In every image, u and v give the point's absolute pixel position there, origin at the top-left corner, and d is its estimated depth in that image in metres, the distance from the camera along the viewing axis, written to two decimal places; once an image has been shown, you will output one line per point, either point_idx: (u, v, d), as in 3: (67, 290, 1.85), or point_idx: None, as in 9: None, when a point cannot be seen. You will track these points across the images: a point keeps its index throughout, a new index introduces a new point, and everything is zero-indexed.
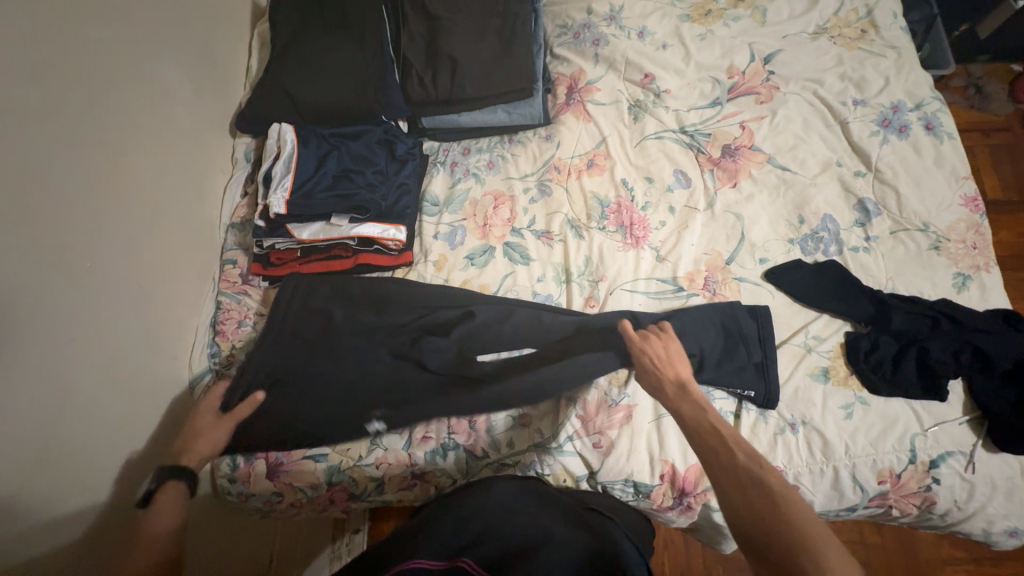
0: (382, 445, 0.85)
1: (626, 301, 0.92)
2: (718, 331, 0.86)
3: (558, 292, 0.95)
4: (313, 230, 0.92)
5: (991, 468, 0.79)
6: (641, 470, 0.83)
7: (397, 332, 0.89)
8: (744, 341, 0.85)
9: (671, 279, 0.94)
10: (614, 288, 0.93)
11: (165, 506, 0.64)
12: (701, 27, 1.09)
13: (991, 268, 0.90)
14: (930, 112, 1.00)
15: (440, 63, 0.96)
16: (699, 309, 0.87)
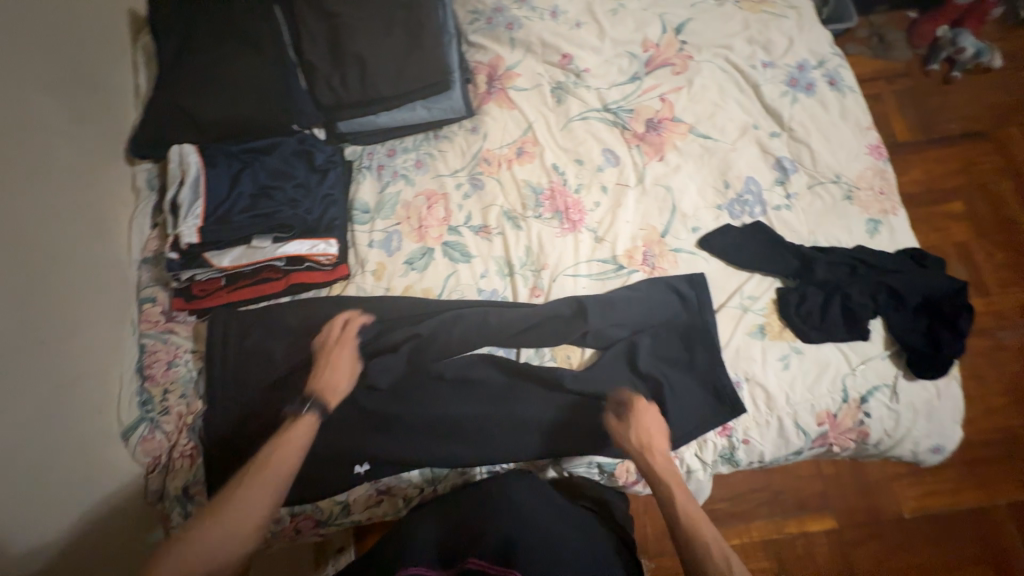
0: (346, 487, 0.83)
1: (570, 286, 0.93)
2: (659, 304, 0.89)
3: (503, 286, 0.95)
4: (234, 255, 0.86)
5: (912, 395, 0.86)
6: (603, 449, 0.84)
7: None
8: (686, 312, 0.90)
9: (612, 259, 0.95)
10: (557, 274, 0.94)
11: (294, 449, 0.70)
12: (612, 2, 1.09)
13: (897, 210, 0.96)
14: (831, 68, 1.05)
15: (347, 64, 0.91)
16: (643, 286, 0.91)
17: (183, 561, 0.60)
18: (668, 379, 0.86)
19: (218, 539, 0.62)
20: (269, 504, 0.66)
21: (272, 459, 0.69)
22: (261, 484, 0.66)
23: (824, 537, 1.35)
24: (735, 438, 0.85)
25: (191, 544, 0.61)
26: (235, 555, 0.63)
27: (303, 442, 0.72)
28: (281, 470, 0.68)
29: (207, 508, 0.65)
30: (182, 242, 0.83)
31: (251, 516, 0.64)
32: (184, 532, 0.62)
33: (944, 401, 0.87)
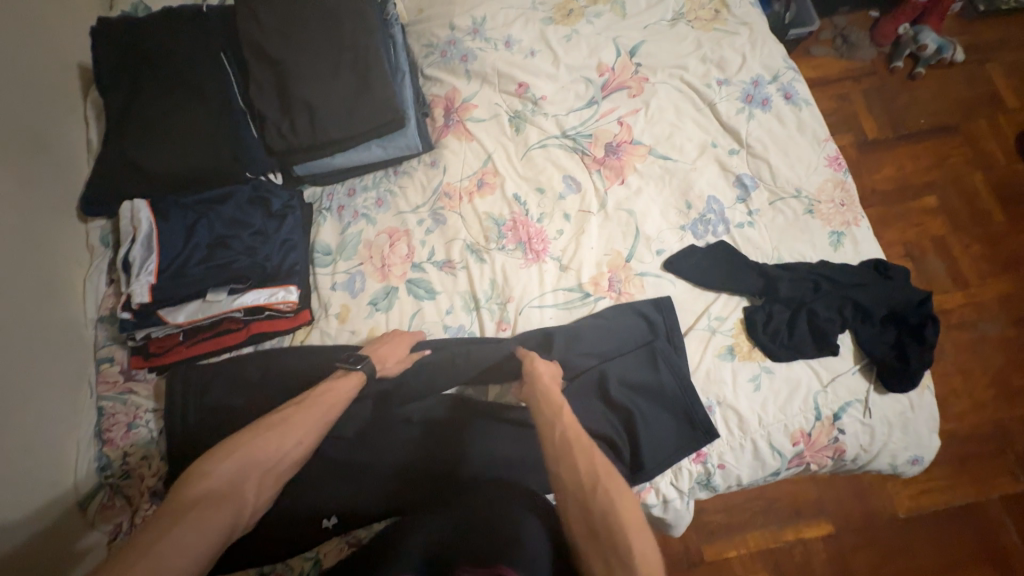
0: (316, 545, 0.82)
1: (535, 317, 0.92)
2: (628, 333, 0.88)
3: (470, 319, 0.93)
4: (189, 310, 0.85)
5: (885, 408, 0.86)
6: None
7: None
8: (654, 339, 0.88)
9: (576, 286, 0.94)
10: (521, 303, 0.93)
11: (346, 394, 0.76)
12: (566, 28, 1.09)
13: (860, 222, 0.97)
14: (786, 83, 1.05)
15: (296, 110, 0.90)
16: (611, 317, 0.89)
17: (235, 470, 0.63)
18: (639, 409, 0.84)
19: (272, 453, 0.66)
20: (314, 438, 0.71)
21: (326, 399, 0.74)
22: (316, 414, 0.72)
23: (822, 545, 1.33)
24: (710, 463, 0.84)
25: (247, 456, 0.64)
26: (275, 478, 0.67)
27: (352, 394, 0.77)
28: (332, 407, 0.74)
29: (257, 427, 0.67)
30: (133, 302, 0.81)
31: (303, 438, 0.70)
32: (239, 444, 0.65)
33: (918, 412, 0.87)
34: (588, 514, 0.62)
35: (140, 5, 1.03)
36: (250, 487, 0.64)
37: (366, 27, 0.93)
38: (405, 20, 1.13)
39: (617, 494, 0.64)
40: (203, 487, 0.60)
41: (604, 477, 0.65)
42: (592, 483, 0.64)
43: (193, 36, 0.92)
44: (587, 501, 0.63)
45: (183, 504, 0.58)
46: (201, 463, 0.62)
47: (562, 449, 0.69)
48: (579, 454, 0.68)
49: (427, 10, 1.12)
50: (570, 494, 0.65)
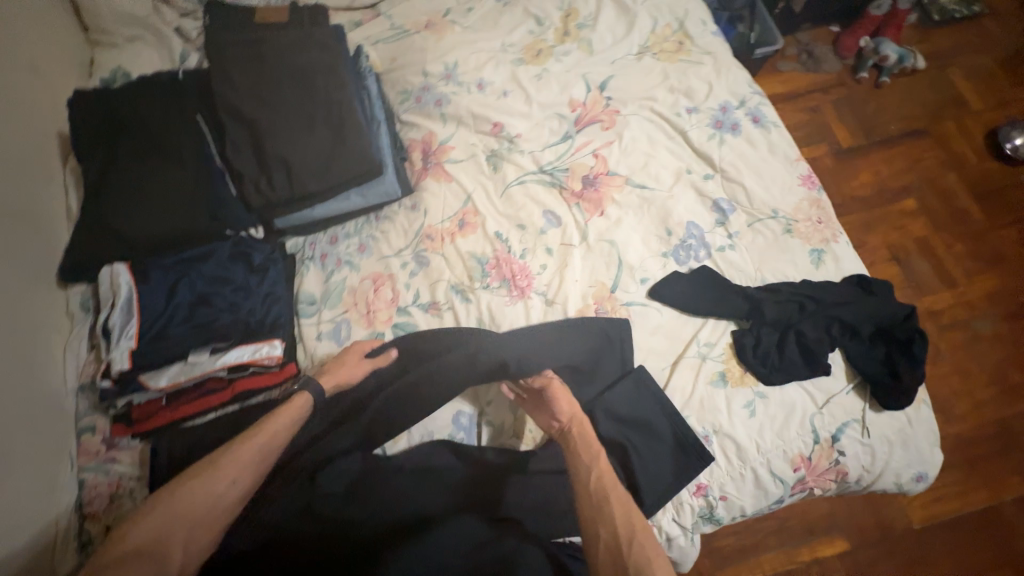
0: None
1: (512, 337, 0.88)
2: (596, 353, 0.89)
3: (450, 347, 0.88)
4: (171, 373, 0.83)
5: (883, 426, 0.85)
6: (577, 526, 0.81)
7: (296, 457, 0.82)
8: (623, 356, 0.89)
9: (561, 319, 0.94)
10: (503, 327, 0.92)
11: (284, 426, 0.76)
12: (536, 67, 1.13)
13: (838, 237, 0.98)
14: (753, 107, 1.08)
15: (273, 168, 0.92)
16: (570, 324, 0.89)
17: (158, 525, 0.62)
18: (632, 443, 0.83)
19: (201, 500, 0.66)
20: (248, 476, 0.70)
21: (260, 435, 0.73)
22: (248, 449, 0.71)
23: (840, 563, 1.29)
24: (712, 496, 0.82)
25: (174, 506, 0.64)
26: (214, 525, 0.66)
27: (293, 421, 0.77)
28: (265, 440, 0.73)
29: (184, 475, 0.67)
30: (113, 370, 0.80)
31: (234, 478, 0.69)
32: (163, 495, 0.65)
33: (916, 427, 0.86)
34: (621, 560, 0.64)
35: (119, 71, 1.07)
36: (178, 540, 0.63)
37: (339, 82, 0.96)
38: (379, 69, 1.16)
39: (649, 545, 0.66)
40: (123, 547, 0.60)
41: (638, 531, 0.67)
42: (626, 535, 0.66)
43: (171, 103, 0.95)
44: (621, 549, 0.65)
45: (105, 566, 0.59)
46: (126, 521, 0.63)
47: (596, 495, 0.71)
48: (616, 503, 0.70)
49: (400, 58, 1.15)
50: (603, 541, 0.66)
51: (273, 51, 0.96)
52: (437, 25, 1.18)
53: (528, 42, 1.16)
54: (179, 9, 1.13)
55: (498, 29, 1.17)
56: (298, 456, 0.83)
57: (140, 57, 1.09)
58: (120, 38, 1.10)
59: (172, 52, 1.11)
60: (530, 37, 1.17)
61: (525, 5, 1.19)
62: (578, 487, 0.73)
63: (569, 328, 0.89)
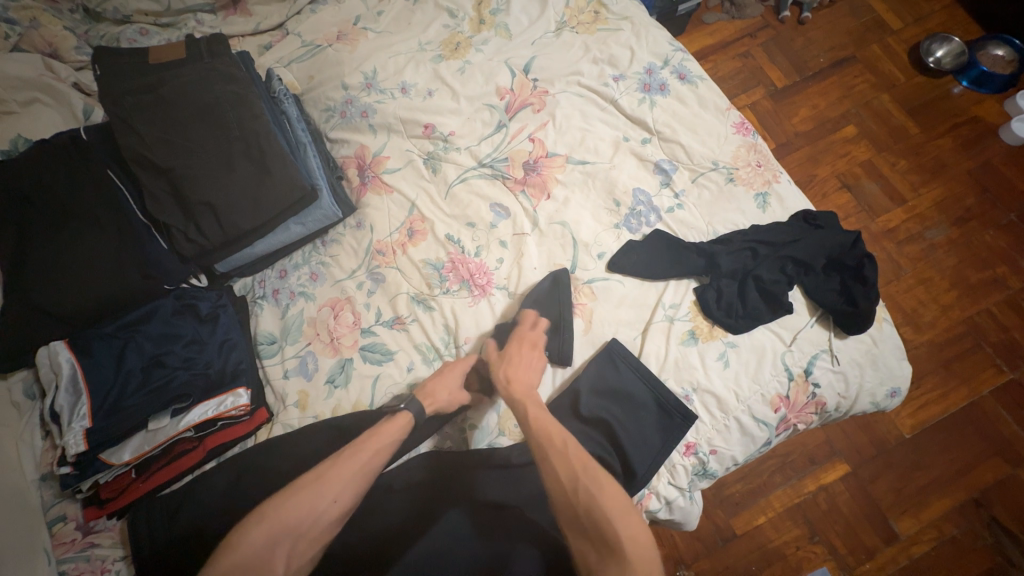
0: None
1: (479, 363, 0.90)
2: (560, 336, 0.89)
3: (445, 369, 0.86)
4: (134, 445, 0.80)
5: (850, 352, 0.87)
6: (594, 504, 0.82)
7: None
8: (562, 308, 0.90)
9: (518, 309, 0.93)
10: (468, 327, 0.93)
11: (385, 442, 0.76)
12: (457, 61, 1.10)
13: (779, 178, 1.00)
14: (677, 64, 1.08)
15: (198, 213, 0.87)
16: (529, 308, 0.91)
17: (263, 539, 0.64)
18: (616, 417, 0.84)
19: (303, 517, 0.67)
20: (348, 495, 0.70)
21: (355, 456, 0.73)
22: (350, 461, 0.72)
23: (842, 485, 1.33)
24: (702, 453, 0.84)
25: (275, 526, 0.65)
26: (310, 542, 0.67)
27: (395, 438, 0.77)
28: (369, 458, 0.74)
29: (291, 490, 0.69)
30: (68, 455, 0.76)
31: (336, 499, 0.69)
32: (266, 514, 0.66)
33: (882, 345, 0.88)
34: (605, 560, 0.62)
35: (20, 139, 0.96)
36: (280, 555, 0.65)
37: (250, 111, 0.91)
38: (297, 89, 1.11)
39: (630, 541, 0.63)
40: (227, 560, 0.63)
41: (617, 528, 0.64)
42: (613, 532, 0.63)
43: (77, 164, 0.89)
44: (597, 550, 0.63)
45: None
46: (235, 533, 0.65)
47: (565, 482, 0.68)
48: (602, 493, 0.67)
49: (317, 75, 1.11)
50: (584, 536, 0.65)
51: (173, 90, 0.91)
52: (349, 34, 1.14)
53: (445, 37, 1.13)
54: (71, 63, 1.08)
55: (413, 28, 1.14)
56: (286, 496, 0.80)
57: (40, 121, 0.99)
58: (15, 104, 0.98)
59: (75, 110, 1.03)
60: (446, 31, 1.14)
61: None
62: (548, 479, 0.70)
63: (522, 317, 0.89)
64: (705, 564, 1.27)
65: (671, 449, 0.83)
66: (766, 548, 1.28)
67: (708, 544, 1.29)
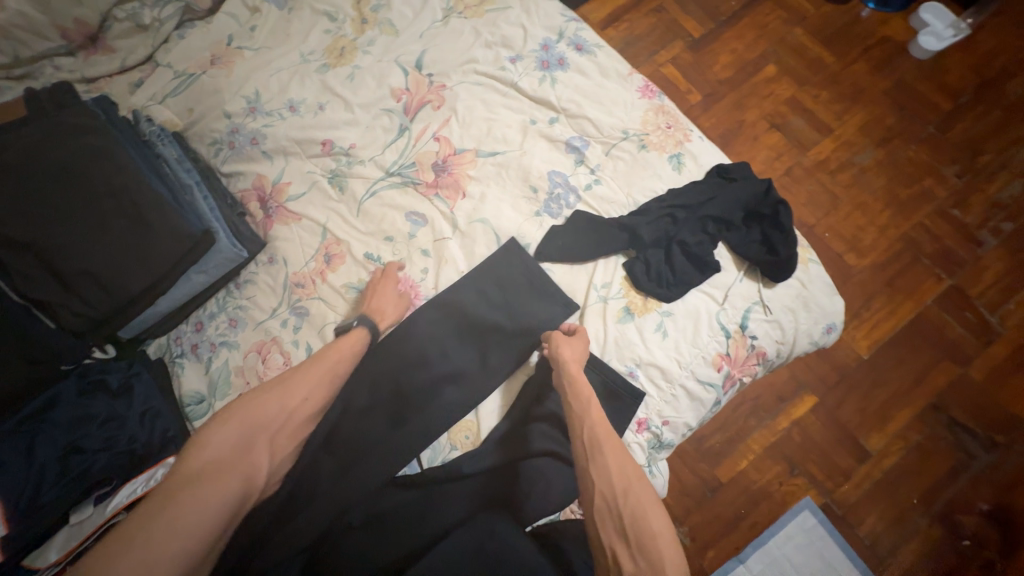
0: None
1: (436, 378, 0.86)
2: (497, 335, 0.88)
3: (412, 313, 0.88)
4: (60, 543, 0.73)
5: (781, 298, 0.88)
6: (562, 499, 0.80)
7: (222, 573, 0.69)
8: (511, 285, 0.90)
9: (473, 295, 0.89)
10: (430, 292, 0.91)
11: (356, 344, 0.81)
12: (345, 67, 1.04)
13: (690, 136, 0.99)
14: (573, 35, 1.05)
15: (80, 284, 0.81)
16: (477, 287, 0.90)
17: (238, 437, 0.66)
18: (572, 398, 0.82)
19: (277, 414, 0.71)
20: (317, 398, 0.76)
21: (325, 361, 0.77)
22: (309, 370, 0.76)
23: (812, 416, 1.38)
24: (654, 426, 0.84)
25: (247, 423, 0.68)
26: (282, 439, 0.72)
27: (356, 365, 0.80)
28: (335, 364, 0.78)
29: (258, 391, 0.72)
30: None
31: (306, 399, 0.74)
32: (234, 413, 0.68)
33: (811, 286, 0.90)
34: (620, 514, 0.63)
35: None
36: (259, 448, 0.68)
37: (115, 164, 0.85)
38: (178, 126, 1.03)
39: (646, 500, 0.64)
40: (203, 459, 0.63)
41: (634, 485, 0.65)
42: (623, 490, 0.64)
43: None
44: (618, 505, 0.63)
45: (188, 475, 0.61)
46: (203, 435, 0.65)
47: (594, 446, 0.68)
48: (611, 454, 0.67)
49: (197, 107, 1.03)
50: (600, 498, 0.65)
51: (24, 154, 0.83)
52: (224, 57, 1.05)
53: (328, 43, 1.06)
54: None
55: (294, 39, 1.06)
56: (266, 546, 0.72)
57: None
58: None
59: None
60: (329, 37, 1.07)
61: (311, 4, 1.08)
62: (575, 438, 0.71)
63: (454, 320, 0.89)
64: (697, 516, 1.30)
65: (624, 428, 0.83)
66: (751, 490, 1.32)
67: (697, 497, 1.31)
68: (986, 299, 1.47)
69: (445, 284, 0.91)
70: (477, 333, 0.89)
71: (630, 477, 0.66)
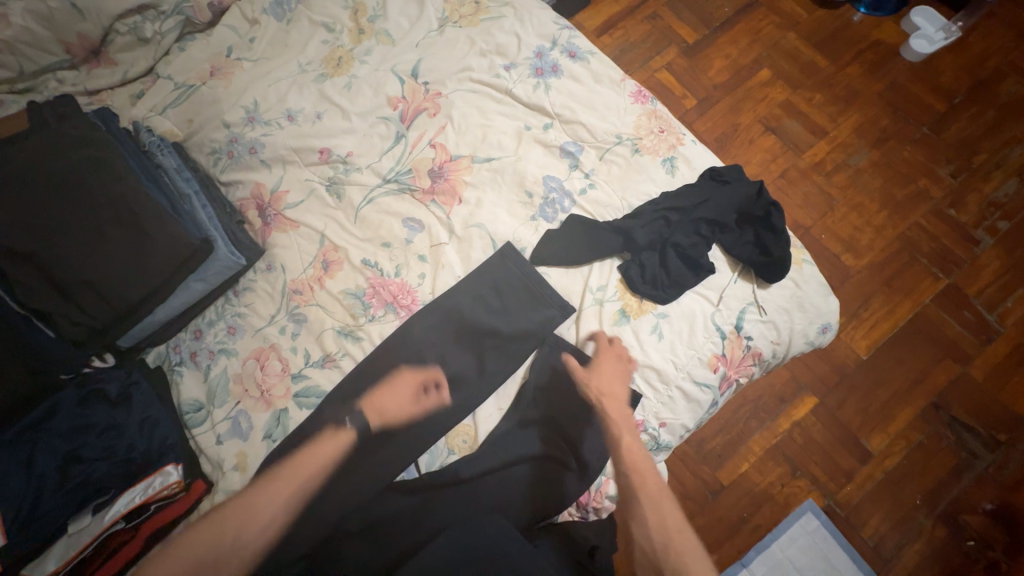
0: None
1: (433, 374, 0.87)
2: (497, 337, 0.88)
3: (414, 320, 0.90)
4: (58, 553, 0.75)
5: (776, 299, 0.89)
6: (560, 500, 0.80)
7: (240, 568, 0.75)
8: (511, 286, 0.90)
9: (470, 296, 0.90)
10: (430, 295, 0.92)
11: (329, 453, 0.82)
12: (342, 77, 1.05)
13: (683, 140, 1.00)
14: (566, 42, 1.07)
15: (80, 293, 0.82)
16: (477, 289, 0.90)
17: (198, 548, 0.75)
18: (567, 398, 0.85)
19: (231, 529, 0.77)
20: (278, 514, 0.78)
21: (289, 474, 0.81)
22: (268, 492, 0.79)
23: (812, 418, 1.37)
24: (651, 428, 0.85)
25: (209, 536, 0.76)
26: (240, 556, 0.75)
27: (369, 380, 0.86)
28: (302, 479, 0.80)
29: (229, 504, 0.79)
30: None
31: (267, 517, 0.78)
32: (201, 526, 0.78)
33: (806, 286, 0.90)
34: (660, 565, 0.76)
35: None
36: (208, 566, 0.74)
37: (114, 174, 0.86)
38: (178, 136, 1.04)
39: (685, 552, 0.77)
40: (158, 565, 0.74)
41: (674, 538, 0.78)
42: (662, 543, 0.78)
43: None
44: (659, 557, 0.77)
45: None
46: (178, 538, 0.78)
47: (632, 493, 0.81)
48: (648, 506, 0.81)
49: (196, 117, 1.04)
50: (640, 547, 0.79)
51: (26, 166, 0.84)
52: (223, 68, 1.07)
53: (325, 53, 1.08)
54: None
55: (292, 50, 1.08)
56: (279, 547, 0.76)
57: None
58: None
59: None
60: (326, 47, 1.08)
61: (309, 16, 1.10)
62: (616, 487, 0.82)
63: (455, 324, 0.90)
64: (700, 520, 1.29)
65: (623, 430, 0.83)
66: (753, 493, 1.31)
67: (699, 501, 1.30)
68: (984, 298, 1.47)
69: (448, 289, 0.91)
70: (478, 334, 0.89)
71: (671, 528, 0.79)
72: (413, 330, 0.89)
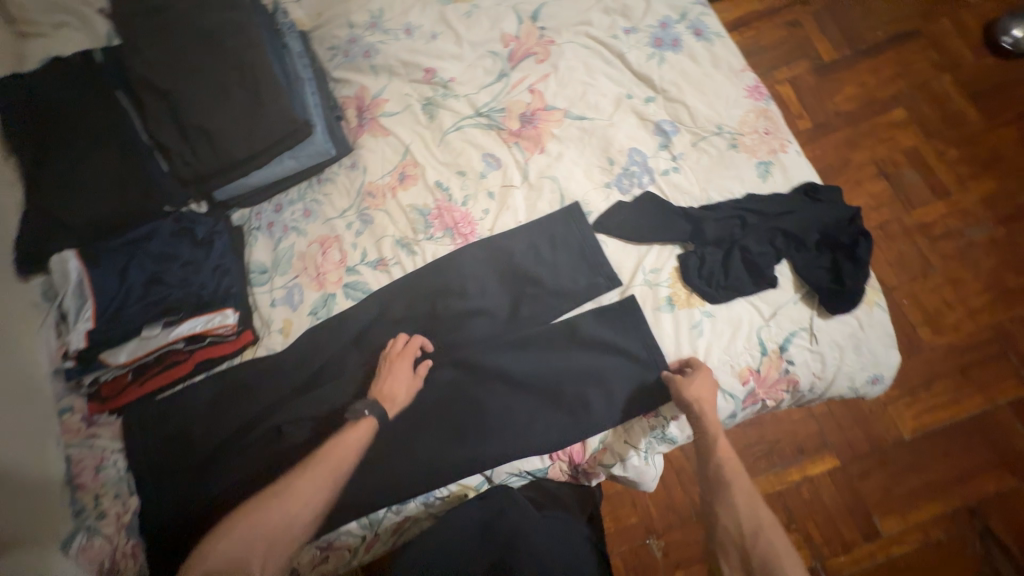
0: (315, 545, 0.83)
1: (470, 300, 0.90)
2: (540, 287, 0.90)
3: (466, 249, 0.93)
4: (129, 349, 0.86)
5: (832, 333, 0.85)
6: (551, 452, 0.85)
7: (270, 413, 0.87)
8: (568, 244, 0.91)
9: (523, 241, 0.93)
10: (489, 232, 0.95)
11: (352, 450, 0.77)
12: (465, 5, 1.07)
13: (786, 147, 0.95)
14: (695, 19, 1.03)
15: (195, 138, 0.92)
16: (536, 237, 0.93)
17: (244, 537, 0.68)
18: (590, 359, 0.86)
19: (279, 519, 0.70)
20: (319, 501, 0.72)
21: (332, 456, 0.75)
22: (311, 484, 0.72)
23: (828, 477, 1.31)
24: (663, 416, 0.85)
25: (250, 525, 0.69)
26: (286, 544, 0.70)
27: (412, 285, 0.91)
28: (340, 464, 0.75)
29: (263, 497, 0.71)
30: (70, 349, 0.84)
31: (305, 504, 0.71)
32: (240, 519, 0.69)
33: (869, 330, 0.85)
34: None
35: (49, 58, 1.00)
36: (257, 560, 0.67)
37: (247, 42, 0.95)
38: (306, 27, 1.12)
39: None
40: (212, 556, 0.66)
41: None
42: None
43: (87, 83, 0.94)
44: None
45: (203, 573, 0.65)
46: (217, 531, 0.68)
47: (748, 522, 0.70)
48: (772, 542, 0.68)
49: (325, 12, 1.11)
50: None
51: (182, 22, 0.96)
52: None
53: None
54: None
55: None
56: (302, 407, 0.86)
57: (68, 43, 1.02)
58: (46, 26, 1.03)
59: (97, 33, 1.05)
60: None
61: None
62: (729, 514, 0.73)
63: (504, 263, 0.92)
64: None
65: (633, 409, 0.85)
66: None
67: None
68: None
69: (506, 232, 0.94)
70: (523, 277, 0.91)
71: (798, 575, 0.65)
72: (464, 257, 0.93)
